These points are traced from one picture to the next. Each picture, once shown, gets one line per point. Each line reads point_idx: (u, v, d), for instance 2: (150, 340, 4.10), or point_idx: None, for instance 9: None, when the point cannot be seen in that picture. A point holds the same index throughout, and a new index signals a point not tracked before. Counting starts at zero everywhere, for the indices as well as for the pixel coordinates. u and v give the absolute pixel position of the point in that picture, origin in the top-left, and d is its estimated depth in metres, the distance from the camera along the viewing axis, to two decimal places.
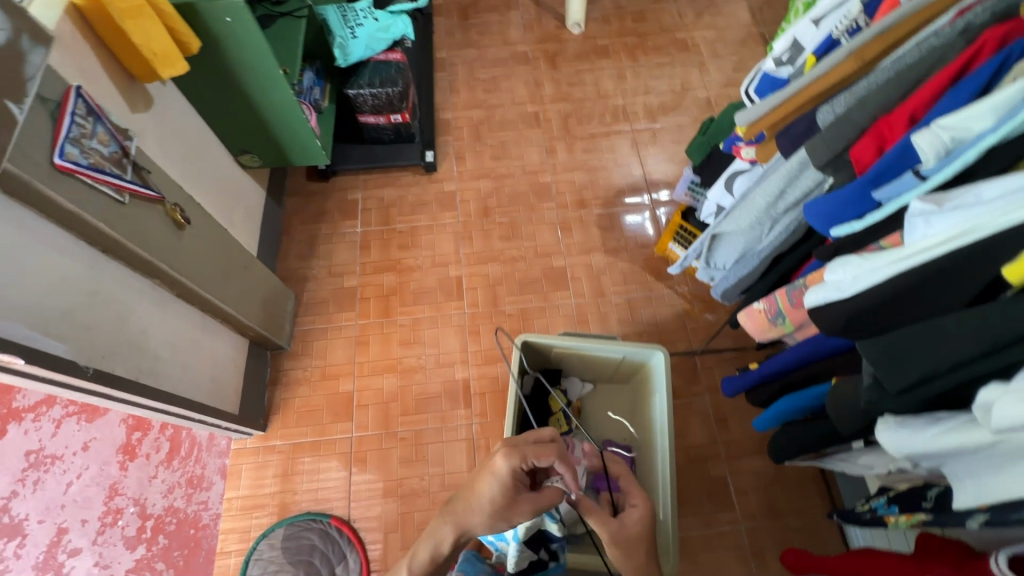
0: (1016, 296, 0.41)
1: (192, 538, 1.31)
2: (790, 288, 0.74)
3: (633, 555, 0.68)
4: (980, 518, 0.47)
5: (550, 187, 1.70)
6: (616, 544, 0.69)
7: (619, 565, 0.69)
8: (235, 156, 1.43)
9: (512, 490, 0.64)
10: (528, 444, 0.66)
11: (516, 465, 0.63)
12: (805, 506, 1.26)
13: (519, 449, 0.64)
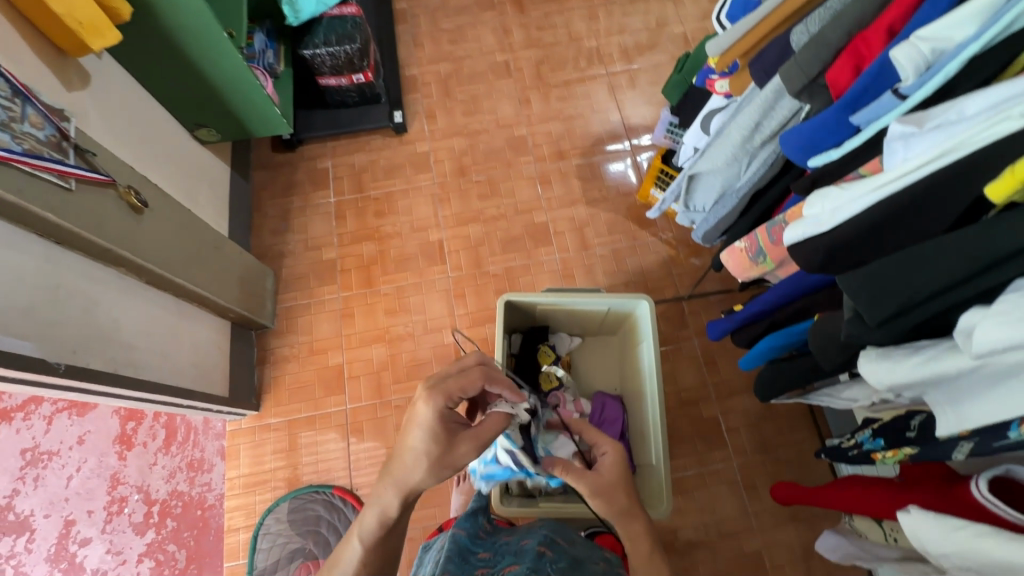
0: (998, 216, 0.40)
1: (201, 518, 1.33)
2: (769, 225, 0.72)
3: (616, 502, 0.68)
4: (965, 449, 0.48)
5: (526, 140, 1.64)
6: (597, 493, 0.69)
7: (600, 512, 0.69)
8: (191, 131, 1.35)
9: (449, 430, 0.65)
10: (449, 379, 0.68)
11: (441, 403, 0.66)
12: (794, 439, 1.29)
13: (438, 389, 0.66)
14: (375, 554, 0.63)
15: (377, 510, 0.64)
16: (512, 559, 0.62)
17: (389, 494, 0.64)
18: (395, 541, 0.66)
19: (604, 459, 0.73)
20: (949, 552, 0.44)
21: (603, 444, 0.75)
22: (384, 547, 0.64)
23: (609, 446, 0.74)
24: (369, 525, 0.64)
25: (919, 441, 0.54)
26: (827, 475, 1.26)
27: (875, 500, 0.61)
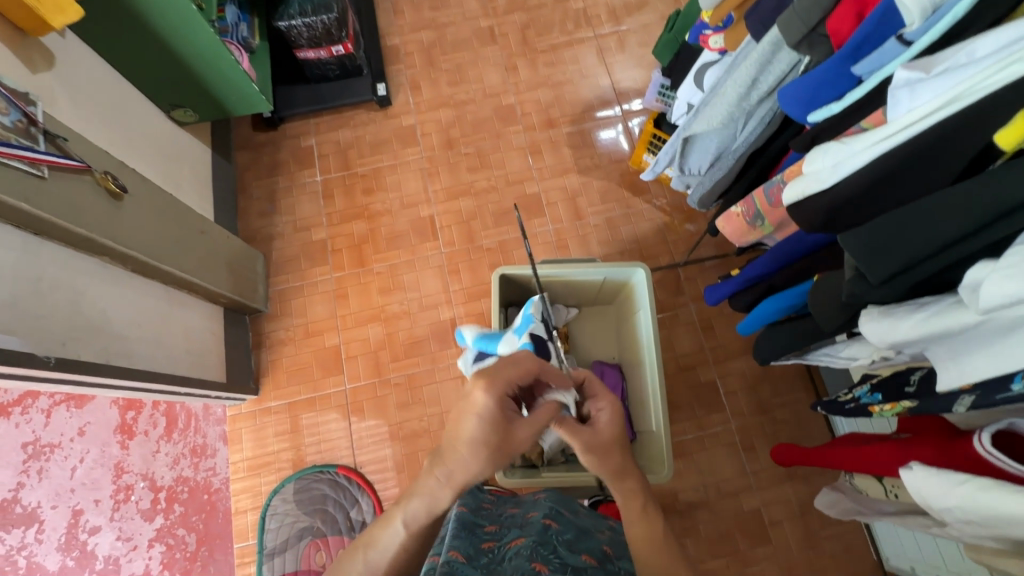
0: (1008, 164, 0.38)
1: (208, 502, 1.33)
2: (767, 186, 0.70)
3: (611, 460, 0.64)
4: (966, 402, 0.46)
5: (514, 109, 1.60)
6: (591, 451, 0.64)
7: (593, 470, 0.64)
8: (167, 113, 1.31)
9: (504, 420, 0.57)
10: (507, 367, 0.60)
11: (503, 392, 0.58)
12: (791, 399, 1.31)
13: (500, 378, 0.58)
14: (418, 539, 0.60)
15: (422, 496, 0.58)
16: (518, 532, 0.62)
17: (436, 486, 0.57)
18: (438, 528, 0.62)
19: (601, 418, 0.66)
20: (951, 506, 0.45)
21: (597, 401, 0.68)
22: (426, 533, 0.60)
23: (606, 403, 0.67)
24: (413, 512, 0.58)
25: (917, 395, 0.54)
26: (823, 433, 1.28)
27: (872, 456, 0.62)
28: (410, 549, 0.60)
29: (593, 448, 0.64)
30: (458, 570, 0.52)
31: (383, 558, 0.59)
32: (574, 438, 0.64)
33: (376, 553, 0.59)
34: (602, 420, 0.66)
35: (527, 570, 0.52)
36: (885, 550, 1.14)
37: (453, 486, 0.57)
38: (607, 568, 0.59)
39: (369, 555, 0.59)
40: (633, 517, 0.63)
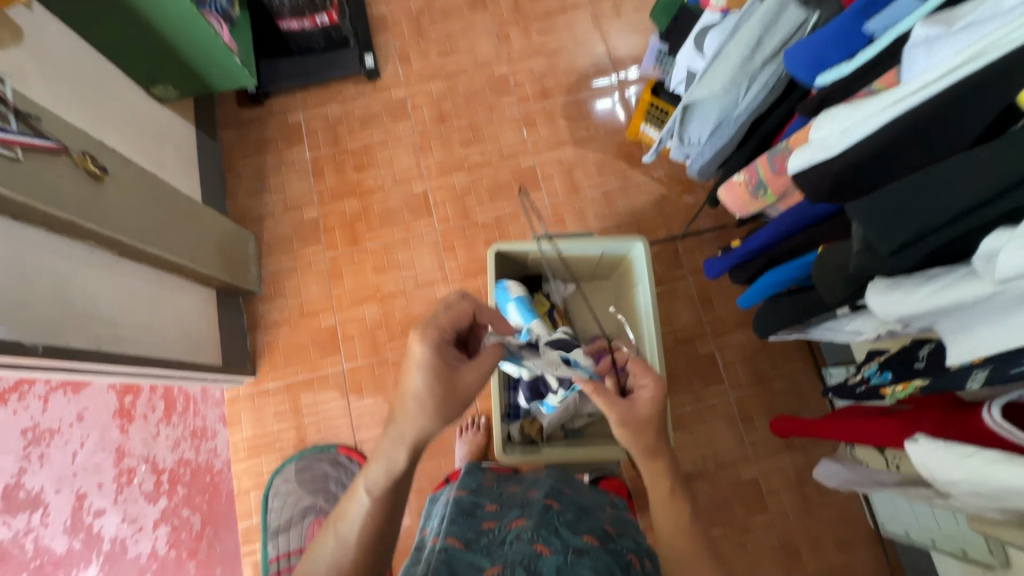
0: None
1: (210, 483, 1.36)
2: (771, 154, 0.68)
3: (647, 438, 0.66)
4: (979, 377, 0.45)
5: (507, 79, 1.55)
6: (626, 425, 0.67)
7: (627, 445, 0.67)
8: (147, 89, 1.26)
9: (446, 367, 0.62)
10: (439, 316, 0.64)
11: (436, 339, 0.62)
12: (790, 370, 1.31)
13: (431, 327, 0.62)
14: (385, 505, 0.62)
15: (381, 456, 0.62)
16: (518, 512, 0.62)
17: (392, 446, 0.62)
18: (403, 493, 0.64)
19: (641, 396, 0.68)
20: (958, 479, 0.45)
21: (641, 378, 0.69)
22: (391, 498, 0.62)
23: (651, 382, 0.68)
24: (373, 476, 0.62)
25: (928, 372, 0.53)
26: (822, 403, 1.28)
27: (875, 431, 0.62)
28: (381, 515, 0.61)
29: (631, 426, 0.66)
30: (456, 557, 0.52)
31: (353, 529, 0.60)
32: (609, 413, 0.68)
33: (347, 523, 0.61)
34: (642, 398, 0.68)
35: (527, 555, 0.52)
36: (880, 517, 1.15)
37: (405, 445, 0.62)
38: (609, 548, 0.59)
39: (340, 527, 0.61)
40: (660, 500, 0.65)
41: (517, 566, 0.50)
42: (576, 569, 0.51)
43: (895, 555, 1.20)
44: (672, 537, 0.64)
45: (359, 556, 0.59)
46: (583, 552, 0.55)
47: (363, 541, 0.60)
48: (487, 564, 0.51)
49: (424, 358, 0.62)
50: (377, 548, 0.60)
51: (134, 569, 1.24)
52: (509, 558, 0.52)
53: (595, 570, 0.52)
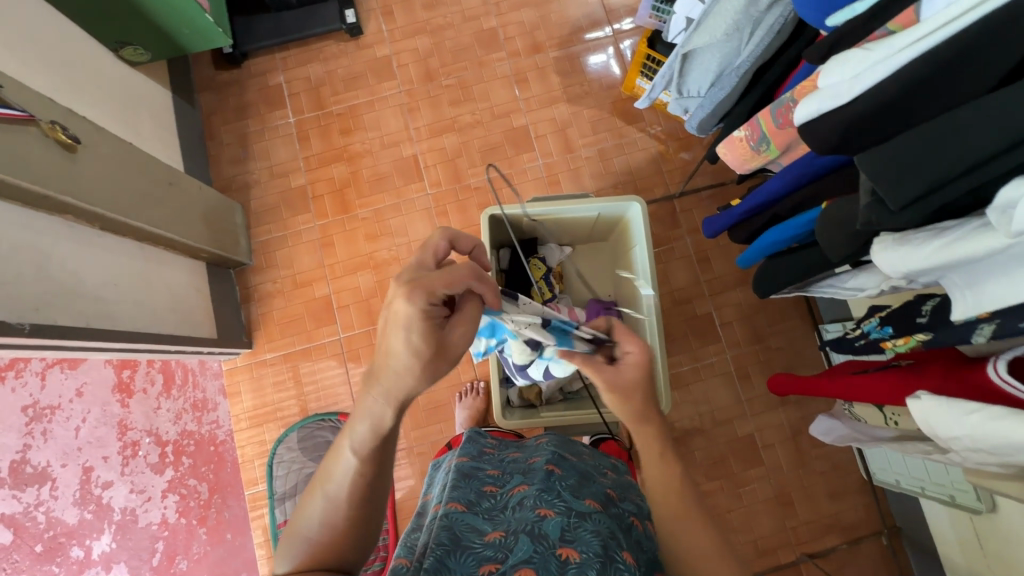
0: None
1: (215, 453, 1.46)
2: (774, 106, 0.65)
3: (639, 406, 0.62)
4: (985, 331, 0.45)
5: (496, 33, 1.47)
6: (612, 390, 0.63)
7: (616, 409, 0.63)
8: (116, 52, 1.19)
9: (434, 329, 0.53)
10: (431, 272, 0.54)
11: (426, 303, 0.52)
12: (786, 327, 1.31)
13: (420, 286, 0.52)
14: (374, 462, 0.54)
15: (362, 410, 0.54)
16: (520, 478, 0.62)
17: (378, 403, 0.53)
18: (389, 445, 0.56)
19: (625, 362, 0.64)
20: (961, 435, 0.46)
21: (626, 342, 0.64)
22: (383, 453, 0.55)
23: (636, 347, 0.63)
24: (358, 432, 0.54)
25: (932, 326, 0.52)
26: (817, 359, 1.29)
27: (876, 389, 0.62)
28: (371, 472, 0.54)
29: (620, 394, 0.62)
30: (458, 521, 0.52)
31: (343, 487, 0.54)
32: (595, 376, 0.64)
33: (335, 481, 0.54)
34: (625, 364, 0.63)
35: (531, 520, 0.52)
36: (871, 467, 1.18)
37: (394, 403, 0.53)
38: (610, 511, 0.60)
39: (329, 486, 0.54)
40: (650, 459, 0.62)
41: (521, 532, 0.51)
42: (579, 532, 0.52)
43: (885, 502, 1.24)
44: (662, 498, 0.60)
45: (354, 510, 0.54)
46: (586, 515, 0.55)
47: (355, 496, 0.54)
48: (488, 529, 0.52)
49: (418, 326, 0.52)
50: (369, 497, 0.55)
51: (147, 537, 1.25)
52: (512, 526, 0.52)
53: (597, 534, 0.52)
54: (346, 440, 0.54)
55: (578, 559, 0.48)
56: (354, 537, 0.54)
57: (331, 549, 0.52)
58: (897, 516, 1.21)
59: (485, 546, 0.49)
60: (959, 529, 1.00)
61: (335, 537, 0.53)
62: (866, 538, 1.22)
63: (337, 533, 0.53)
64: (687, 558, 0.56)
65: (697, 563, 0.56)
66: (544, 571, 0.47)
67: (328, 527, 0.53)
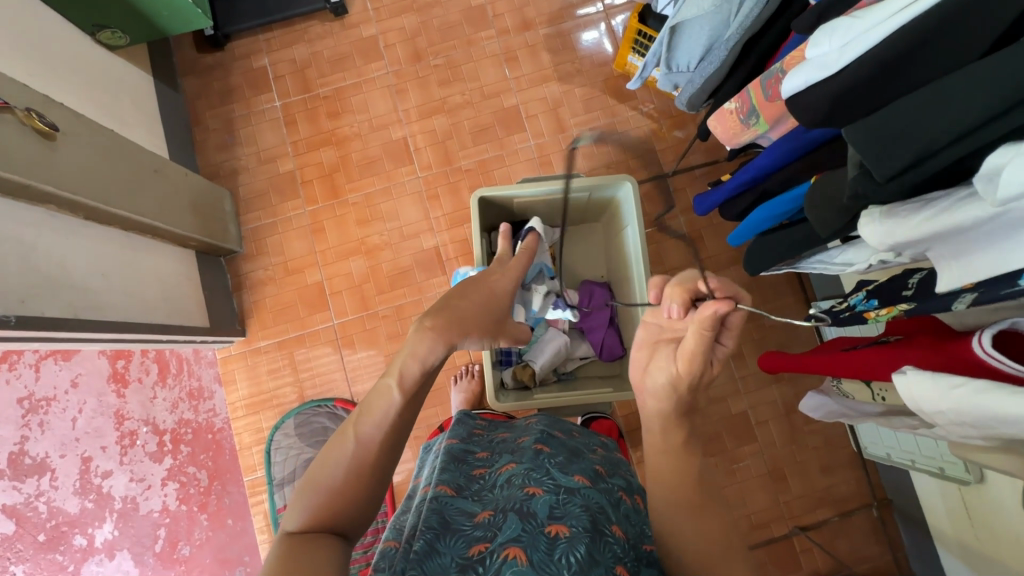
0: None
1: (213, 441, 1.41)
2: (763, 78, 0.64)
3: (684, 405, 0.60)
4: (966, 300, 0.43)
5: (484, 9, 1.44)
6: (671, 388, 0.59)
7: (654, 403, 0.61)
8: (92, 35, 1.15)
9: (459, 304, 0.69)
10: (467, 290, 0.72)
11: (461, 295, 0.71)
12: (779, 305, 1.31)
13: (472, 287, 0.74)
14: (414, 404, 0.56)
15: (416, 351, 0.58)
16: (509, 457, 0.62)
17: (431, 344, 0.59)
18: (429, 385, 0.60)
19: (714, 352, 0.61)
20: (945, 409, 0.46)
21: (722, 337, 0.60)
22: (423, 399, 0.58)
23: (730, 342, 0.60)
24: (409, 370, 0.57)
25: (916, 297, 0.51)
26: (809, 337, 1.30)
27: (863, 364, 0.62)
28: (406, 416, 0.55)
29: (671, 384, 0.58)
30: (447, 505, 0.53)
31: (377, 430, 0.53)
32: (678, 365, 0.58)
33: (370, 423, 0.53)
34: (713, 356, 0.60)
35: (519, 498, 0.52)
36: (863, 441, 1.20)
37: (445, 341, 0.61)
38: (599, 487, 0.60)
39: (361, 426, 0.53)
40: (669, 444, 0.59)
41: (510, 510, 0.51)
42: (568, 507, 0.52)
43: (876, 475, 1.26)
44: (669, 476, 0.58)
45: (382, 457, 0.53)
46: (575, 491, 0.55)
47: (386, 442, 0.53)
48: (478, 510, 0.52)
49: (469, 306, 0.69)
50: (395, 445, 0.55)
51: (148, 525, 1.28)
52: (500, 505, 0.52)
53: (586, 509, 0.53)
54: (392, 372, 0.57)
55: (567, 534, 0.49)
56: (372, 491, 0.53)
57: (350, 502, 0.51)
58: (888, 489, 1.23)
59: (474, 527, 0.50)
60: (949, 501, 1.02)
61: (357, 486, 0.51)
62: (858, 511, 1.24)
63: (358, 484, 0.51)
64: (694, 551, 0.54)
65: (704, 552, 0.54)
66: (532, 549, 0.47)
67: (352, 476, 0.51)
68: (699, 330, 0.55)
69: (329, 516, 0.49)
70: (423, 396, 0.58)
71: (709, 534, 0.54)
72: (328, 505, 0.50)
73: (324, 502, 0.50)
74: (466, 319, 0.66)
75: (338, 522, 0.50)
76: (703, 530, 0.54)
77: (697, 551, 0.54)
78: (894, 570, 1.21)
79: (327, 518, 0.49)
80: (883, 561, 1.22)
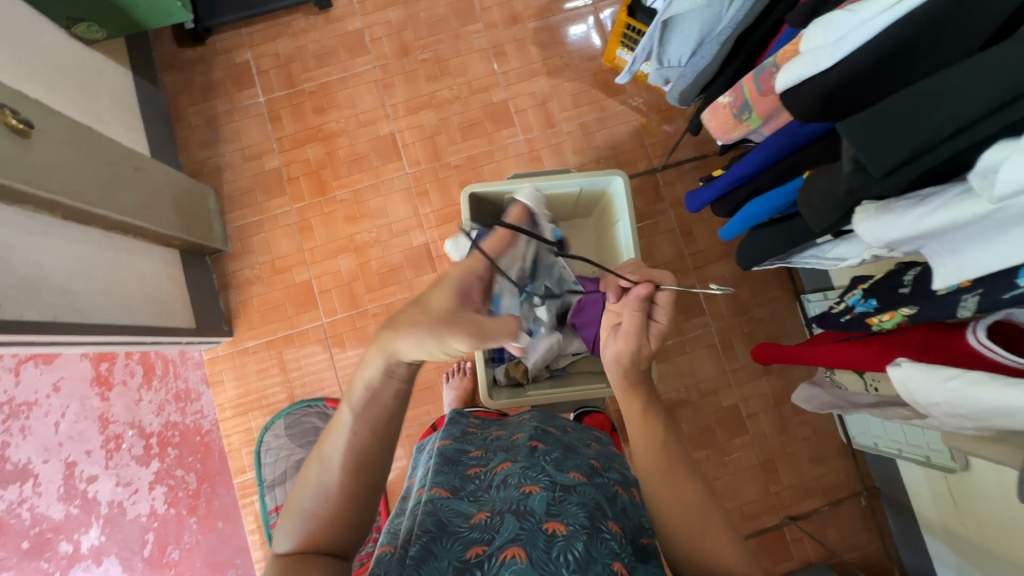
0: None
1: (201, 443, 1.32)
2: (757, 72, 0.64)
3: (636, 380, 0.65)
4: (971, 303, 0.45)
5: (472, 3, 1.42)
6: (620, 362, 0.65)
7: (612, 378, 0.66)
8: (67, 29, 1.11)
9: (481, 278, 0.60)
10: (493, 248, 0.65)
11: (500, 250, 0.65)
12: (769, 298, 1.32)
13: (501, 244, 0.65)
14: (371, 423, 0.53)
15: (362, 369, 0.54)
16: (504, 456, 0.62)
17: (373, 361, 0.53)
18: (399, 399, 0.56)
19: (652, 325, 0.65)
20: (941, 402, 0.47)
21: (657, 313, 0.65)
22: (383, 418, 0.54)
23: (665, 318, 0.64)
24: (356, 389, 0.54)
25: (915, 298, 0.52)
26: (799, 329, 1.31)
27: (856, 357, 0.62)
28: (368, 435, 0.53)
29: (623, 361, 0.65)
30: (442, 506, 0.52)
31: (342, 452, 0.52)
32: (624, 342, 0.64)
33: (332, 444, 0.53)
34: (650, 334, 0.65)
35: (516, 498, 0.52)
36: (851, 431, 1.21)
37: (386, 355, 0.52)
38: (595, 482, 0.59)
39: (325, 448, 0.53)
40: (633, 417, 0.64)
41: (506, 512, 0.50)
42: (565, 505, 0.52)
43: (864, 464, 1.28)
44: (645, 453, 0.61)
45: (350, 477, 0.52)
46: (571, 489, 0.55)
47: (353, 463, 0.52)
48: (473, 511, 0.52)
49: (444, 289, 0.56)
50: (367, 465, 0.53)
51: (137, 529, 1.28)
52: (497, 506, 0.52)
53: (582, 506, 0.52)
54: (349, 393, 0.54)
55: (564, 531, 0.48)
56: (359, 511, 0.52)
57: (333, 524, 0.50)
58: (876, 478, 1.25)
59: (471, 529, 0.49)
60: (935, 489, 1.04)
61: (335, 509, 0.51)
62: (847, 500, 1.26)
63: (336, 505, 0.51)
64: (670, 512, 0.57)
65: (679, 510, 0.56)
66: (531, 547, 0.46)
67: (325, 497, 0.51)
68: (631, 312, 0.64)
69: (322, 540, 0.50)
70: (388, 417, 0.55)
71: (681, 493, 0.57)
72: (314, 528, 0.50)
73: (306, 527, 0.50)
74: (426, 314, 0.53)
75: (323, 546, 0.50)
76: (677, 490, 0.58)
77: (676, 511, 0.57)
78: (882, 557, 1.23)
79: (313, 539, 0.50)
80: (871, 549, 1.24)
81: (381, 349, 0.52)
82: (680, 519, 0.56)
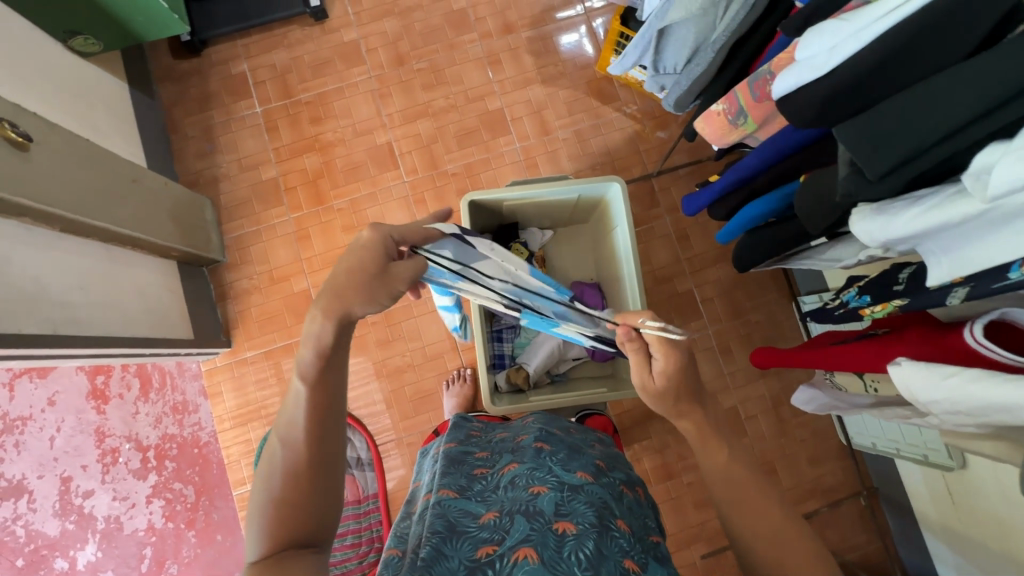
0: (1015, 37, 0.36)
1: (199, 455, 1.31)
2: (752, 78, 0.65)
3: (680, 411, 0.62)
4: (960, 294, 0.46)
5: (466, 14, 1.44)
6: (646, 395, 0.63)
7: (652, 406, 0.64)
8: (64, 42, 1.12)
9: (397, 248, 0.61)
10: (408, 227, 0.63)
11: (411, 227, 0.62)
12: (764, 300, 1.34)
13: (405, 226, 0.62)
14: (321, 389, 0.53)
15: (307, 336, 0.54)
16: (510, 457, 0.62)
17: (315, 322, 0.54)
18: (343, 368, 0.55)
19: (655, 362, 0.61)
20: (939, 399, 0.48)
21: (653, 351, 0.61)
22: (331, 385, 0.53)
23: (661, 355, 0.60)
24: (303, 359, 0.53)
25: (907, 292, 0.53)
26: (796, 331, 1.32)
27: (854, 356, 0.63)
28: (321, 406, 0.53)
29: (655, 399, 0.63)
30: (451, 507, 0.52)
31: (298, 430, 0.52)
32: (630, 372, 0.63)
33: (287, 425, 0.52)
34: (652, 372, 0.62)
35: (525, 499, 0.52)
36: (850, 432, 1.22)
37: (330, 315, 0.53)
38: (602, 481, 0.60)
39: (282, 431, 0.52)
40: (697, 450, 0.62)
41: (516, 513, 0.50)
42: (574, 504, 0.52)
43: (863, 464, 1.29)
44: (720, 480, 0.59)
45: (309, 453, 0.51)
46: (578, 488, 0.55)
47: (310, 439, 0.51)
48: (482, 511, 0.52)
49: (369, 244, 0.57)
50: (326, 439, 0.52)
51: (134, 543, 1.26)
52: (506, 506, 0.52)
53: (591, 505, 0.53)
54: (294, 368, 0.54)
55: (574, 531, 0.49)
56: (323, 494, 0.51)
57: (299, 508, 0.49)
58: (875, 477, 1.26)
59: (481, 530, 0.49)
60: (933, 487, 1.05)
61: (299, 492, 0.50)
62: (846, 500, 1.27)
63: (298, 486, 0.50)
64: (754, 542, 0.55)
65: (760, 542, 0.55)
66: (543, 547, 0.46)
67: (288, 480, 0.50)
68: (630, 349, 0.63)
69: (291, 527, 0.48)
70: (334, 390, 0.54)
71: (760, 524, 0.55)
72: (282, 514, 0.49)
73: (271, 514, 0.49)
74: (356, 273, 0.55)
75: (293, 530, 0.48)
76: (754, 521, 0.56)
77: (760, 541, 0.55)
78: (884, 557, 1.24)
79: (282, 529, 0.48)
80: (872, 548, 1.25)
81: (329, 313, 0.53)
82: (761, 548, 0.54)
